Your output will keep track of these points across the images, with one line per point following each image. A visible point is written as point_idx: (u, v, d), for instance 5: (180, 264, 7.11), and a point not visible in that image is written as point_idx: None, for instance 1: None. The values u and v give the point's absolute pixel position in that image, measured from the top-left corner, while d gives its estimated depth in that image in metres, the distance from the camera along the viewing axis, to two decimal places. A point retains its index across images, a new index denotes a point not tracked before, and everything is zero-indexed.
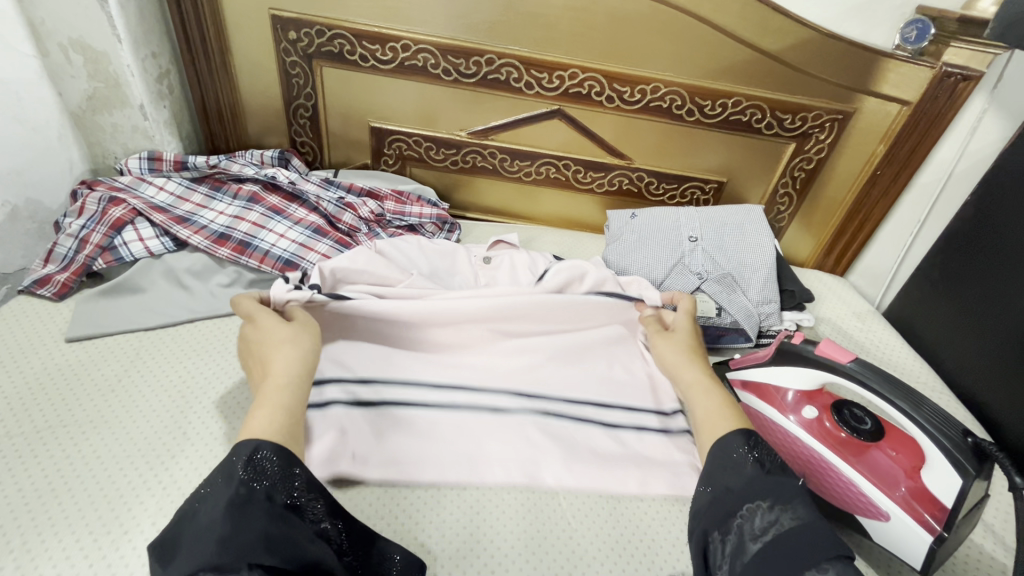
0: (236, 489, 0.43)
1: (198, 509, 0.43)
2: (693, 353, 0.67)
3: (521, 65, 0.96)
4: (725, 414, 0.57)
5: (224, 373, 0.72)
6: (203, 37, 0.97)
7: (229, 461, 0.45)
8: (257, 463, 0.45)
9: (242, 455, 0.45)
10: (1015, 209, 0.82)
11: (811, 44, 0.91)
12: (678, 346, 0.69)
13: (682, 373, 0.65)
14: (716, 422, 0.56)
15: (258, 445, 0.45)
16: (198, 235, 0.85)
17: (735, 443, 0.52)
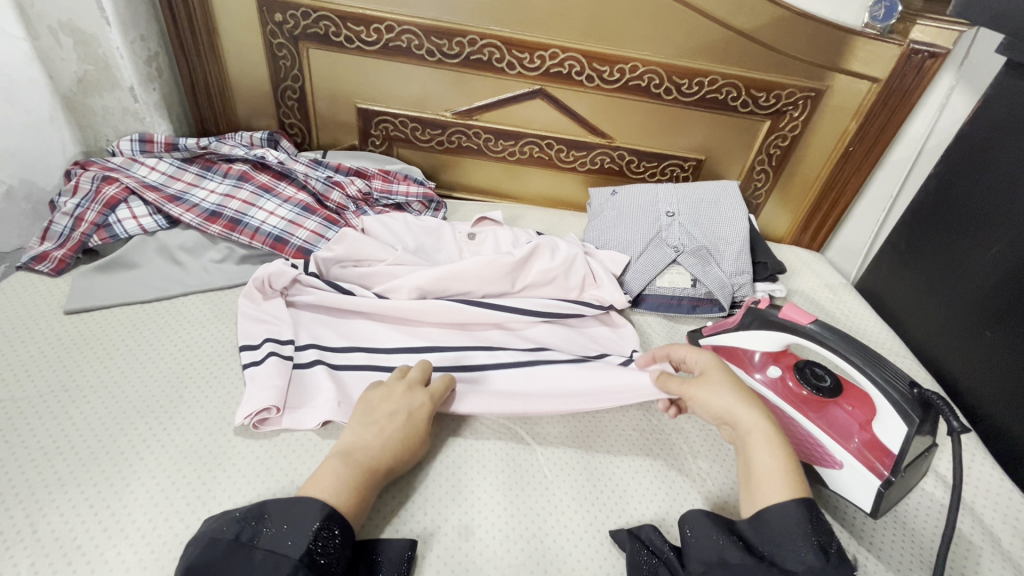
0: (299, 558, 0.47)
1: (251, 560, 0.47)
2: (744, 392, 0.62)
3: (503, 45, 0.99)
4: (789, 476, 0.55)
5: (217, 343, 0.76)
6: (191, 20, 0.99)
7: (301, 522, 0.50)
8: (324, 537, 0.49)
9: (316, 524, 0.49)
10: (973, 183, 0.86)
11: (783, 23, 0.94)
12: (724, 381, 0.63)
13: (740, 413, 0.60)
14: (777, 484, 0.54)
15: (330, 516, 0.50)
16: (190, 213, 0.88)
17: (798, 518, 0.52)
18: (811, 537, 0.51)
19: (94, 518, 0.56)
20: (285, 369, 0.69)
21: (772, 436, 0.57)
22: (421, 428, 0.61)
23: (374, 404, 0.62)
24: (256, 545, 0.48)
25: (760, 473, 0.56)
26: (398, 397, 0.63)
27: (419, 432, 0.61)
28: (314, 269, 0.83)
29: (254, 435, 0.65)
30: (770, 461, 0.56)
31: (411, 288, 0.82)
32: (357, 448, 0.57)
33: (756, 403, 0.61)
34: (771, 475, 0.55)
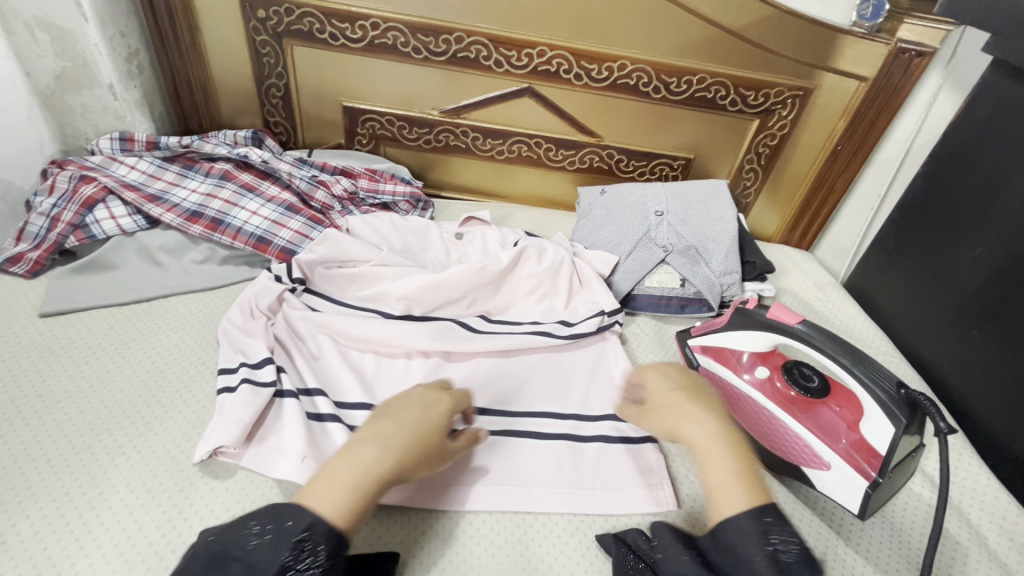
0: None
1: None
2: (686, 406, 0.57)
3: (490, 43, 0.98)
4: (738, 485, 0.50)
5: (197, 346, 0.74)
6: (171, 14, 0.97)
7: (280, 533, 0.43)
8: (305, 548, 0.43)
9: (296, 535, 0.43)
10: (960, 183, 0.86)
11: (771, 21, 0.93)
12: (664, 400, 0.59)
13: (683, 431, 0.56)
14: (727, 497, 0.50)
15: (311, 526, 0.43)
16: (170, 213, 0.86)
17: (744, 527, 0.47)
18: (758, 546, 0.46)
19: (66, 528, 0.54)
20: (258, 398, 0.64)
21: (711, 448, 0.53)
22: (434, 428, 0.54)
23: (392, 403, 0.56)
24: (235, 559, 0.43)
25: (710, 486, 0.51)
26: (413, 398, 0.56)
27: (432, 428, 0.53)
28: (298, 275, 0.82)
29: (217, 476, 0.60)
30: (718, 472, 0.51)
31: (397, 295, 0.81)
32: (363, 440, 0.50)
33: (698, 414, 0.56)
34: (721, 487, 0.51)
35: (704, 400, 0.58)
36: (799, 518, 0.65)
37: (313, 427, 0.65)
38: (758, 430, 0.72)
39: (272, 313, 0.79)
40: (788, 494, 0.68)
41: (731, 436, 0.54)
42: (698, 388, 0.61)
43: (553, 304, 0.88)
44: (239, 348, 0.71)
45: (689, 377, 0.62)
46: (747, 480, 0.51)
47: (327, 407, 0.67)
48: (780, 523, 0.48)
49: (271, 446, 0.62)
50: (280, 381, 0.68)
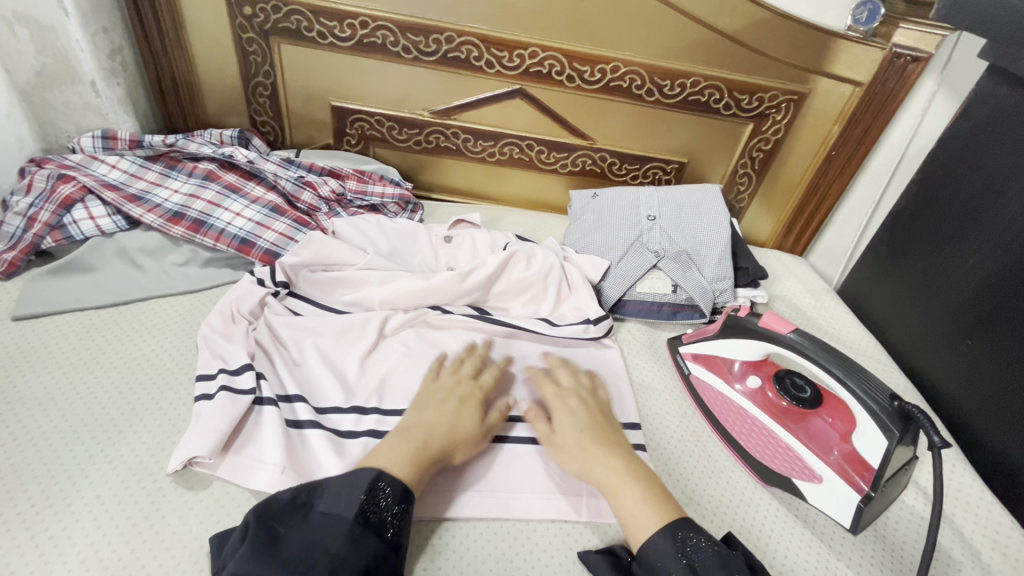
0: (354, 517, 0.49)
1: (308, 521, 0.49)
2: (592, 446, 0.61)
3: (481, 43, 0.96)
4: (649, 513, 0.54)
5: (176, 351, 0.72)
6: (155, 12, 0.95)
7: (348, 488, 0.51)
8: (376, 495, 0.51)
9: (367, 484, 0.52)
10: (956, 188, 0.84)
11: (766, 24, 0.92)
12: (572, 439, 0.62)
13: (590, 472, 0.59)
14: (642, 522, 0.54)
15: (376, 478, 0.53)
16: (151, 214, 0.84)
17: (665, 545, 0.51)
18: (677, 561, 0.50)
19: (31, 542, 0.52)
20: (235, 407, 0.62)
21: (616, 483, 0.57)
22: (473, 410, 0.64)
23: (428, 392, 0.66)
24: (312, 509, 0.50)
25: (623, 517, 0.55)
26: (454, 388, 0.66)
27: (470, 413, 0.63)
28: (280, 278, 0.80)
29: (191, 488, 0.58)
30: (628, 505, 0.55)
31: (382, 299, 0.81)
32: (414, 426, 0.60)
33: (603, 454, 0.60)
34: (634, 515, 0.55)
35: (614, 439, 0.62)
36: (792, 535, 0.63)
37: (291, 434, 0.63)
38: (750, 438, 0.70)
39: (254, 318, 0.76)
40: (781, 509, 0.65)
41: (634, 470, 0.58)
42: (605, 427, 0.64)
43: (543, 309, 0.86)
44: (217, 355, 0.69)
45: (598, 416, 0.66)
46: (656, 501, 0.55)
47: (306, 413, 0.66)
48: (692, 534, 0.52)
49: (247, 457, 0.60)
50: (260, 388, 0.66)
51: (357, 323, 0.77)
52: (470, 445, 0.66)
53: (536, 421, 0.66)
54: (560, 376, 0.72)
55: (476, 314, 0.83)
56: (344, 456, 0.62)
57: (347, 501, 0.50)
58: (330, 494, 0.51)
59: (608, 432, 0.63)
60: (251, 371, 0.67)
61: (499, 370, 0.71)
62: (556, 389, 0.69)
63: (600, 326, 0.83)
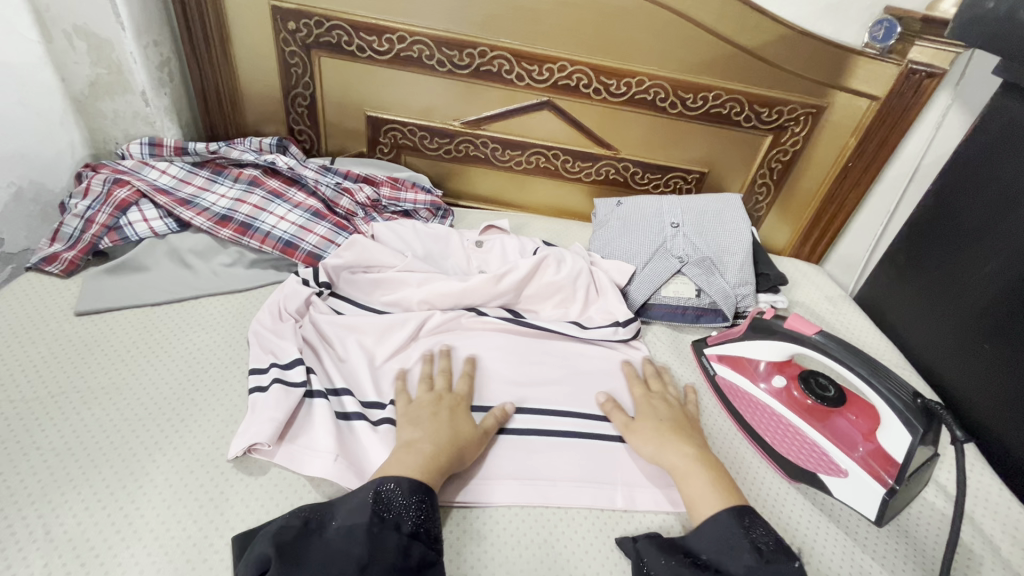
0: (370, 519, 0.52)
1: (325, 537, 0.51)
2: (667, 433, 0.67)
3: (513, 57, 1.01)
4: (715, 495, 0.59)
5: (228, 346, 0.76)
6: (205, 26, 1.00)
7: (357, 499, 0.54)
8: (386, 495, 0.54)
9: (375, 488, 0.54)
10: (973, 198, 0.87)
11: (786, 41, 0.96)
12: (648, 427, 0.68)
13: (662, 457, 0.65)
14: (707, 501, 0.58)
15: (382, 482, 0.55)
16: (201, 217, 0.89)
17: (730, 526, 0.55)
18: (745, 541, 0.53)
19: (107, 520, 0.56)
20: (289, 398, 0.66)
21: (685, 469, 0.62)
22: (461, 421, 0.66)
23: (413, 409, 0.67)
24: (327, 526, 0.52)
25: (691, 497, 0.60)
26: (437, 401, 0.68)
27: (461, 422, 0.66)
28: (324, 278, 0.84)
29: (251, 473, 0.62)
30: (696, 488, 0.60)
31: (420, 299, 0.84)
32: (414, 438, 0.61)
33: (676, 441, 0.66)
34: (701, 495, 0.59)
35: (688, 432, 0.68)
36: (815, 527, 0.65)
37: (340, 425, 0.67)
38: (777, 437, 0.73)
39: (300, 316, 0.81)
40: (805, 502, 0.68)
41: (704, 456, 0.64)
42: (681, 419, 0.70)
43: (571, 313, 0.90)
44: (268, 352, 0.73)
45: (674, 410, 0.72)
46: (719, 484, 0.60)
47: (354, 406, 0.69)
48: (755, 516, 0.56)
49: (303, 447, 0.64)
50: (309, 381, 0.70)
51: (396, 322, 0.81)
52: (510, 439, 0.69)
53: (614, 409, 0.73)
54: (652, 380, 0.78)
55: (509, 316, 0.87)
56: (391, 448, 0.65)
57: (361, 508, 0.52)
58: (342, 509, 0.53)
59: (686, 423, 0.69)
60: (302, 366, 0.71)
61: (469, 376, 0.74)
62: (644, 389, 0.76)
63: (628, 328, 0.87)
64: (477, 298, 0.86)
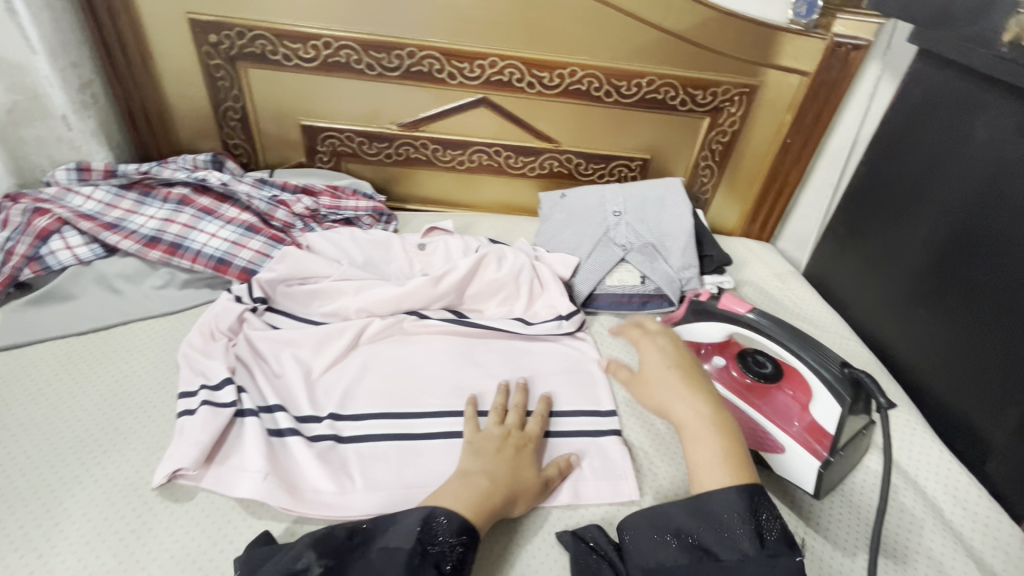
0: (412, 547, 0.51)
1: (367, 558, 0.50)
2: (679, 386, 0.65)
3: (442, 56, 0.99)
4: (722, 464, 0.57)
5: (157, 370, 0.74)
6: (122, 45, 0.98)
7: (405, 523, 0.53)
8: (433, 526, 0.52)
9: (422, 519, 0.53)
10: (901, 164, 0.87)
11: (712, 22, 0.97)
12: (661, 380, 0.67)
13: (673, 410, 0.64)
14: (711, 471, 0.57)
15: (432, 512, 0.54)
16: (128, 240, 0.86)
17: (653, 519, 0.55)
18: (749, 526, 0.52)
19: (21, 562, 0.54)
20: (217, 420, 0.64)
21: (698, 431, 0.60)
22: (528, 461, 0.64)
23: (480, 442, 0.65)
24: (370, 547, 0.51)
25: (696, 463, 0.58)
26: (503, 438, 0.66)
27: (527, 464, 0.63)
28: (259, 294, 0.82)
29: (177, 500, 0.60)
30: (704, 455, 0.58)
31: (358, 307, 0.83)
32: (473, 474, 0.59)
33: (689, 396, 0.64)
34: (706, 464, 0.57)
35: (701, 385, 0.65)
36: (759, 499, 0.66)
37: (273, 442, 0.65)
38: None
39: (234, 333, 0.78)
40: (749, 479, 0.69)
41: (718, 419, 0.61)
42: (691, 368, 0.69)
43: (515, 309, 0.90)
44: (198, 374, 0.71)
45: (684, 357, 0.70)
46: (731, 456, 0.58)
47: (287, 421, 0.67)
48: (765, 501, 0.54)
49: (235, 469, 0.62)
50: (240, 400, 0.68)
51: (333, 332, 0.80)
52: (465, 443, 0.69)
53: (615, 367, 0.76)
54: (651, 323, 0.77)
55: (453, 318, 0.86)
56: (329, 464, 0.64)
57: (405, 535, 0.52)
58: (392, 532, 0.52)
59: (699, 376, 0.67)
60: (232, 385, 0.69)
61: (541, 413, 0.71)
62: (642, 334, 0.76)
63: (572, 321, 0.87)
64: (417, 300, 0.85)
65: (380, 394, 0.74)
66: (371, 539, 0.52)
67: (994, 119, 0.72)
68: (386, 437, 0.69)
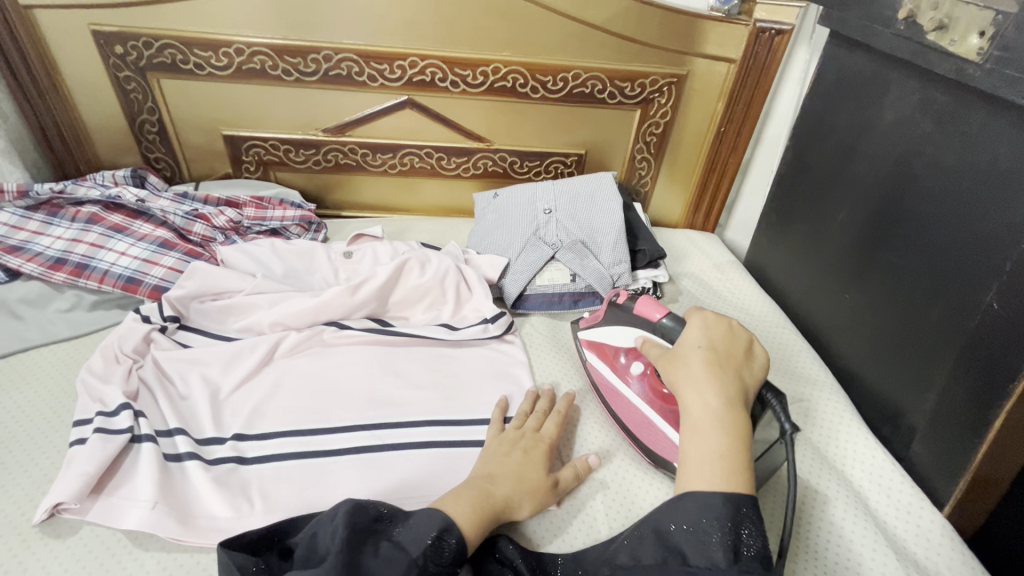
0: (417, 555, 0.47)
1: (380, 555, 0.47)
2: (702, 370, 0.58)
3: (360, 59, 0.97)
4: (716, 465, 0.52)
5: (54, 399, 0.71)
6: (26, 61, 0.94)
7: (422, 528, 0.50)
8: (439, 546, 0.49)
9: (433, 536, 0.49)
10: (821, 147, 0.87)
11: (633, 13, 0.96)
12: (690, 361, 0.60)
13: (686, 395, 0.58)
14: (701, 470, 0.52)
15: (448, 529, 0.50)
16: (31, 263, 0.83)
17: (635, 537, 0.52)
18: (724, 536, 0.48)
19: None
20: (108, 448, 0.61)
21: (699, 422, 0.55)
22: (539, 462, 0.63)
23: (496, 446, 0.65)
24: (389, 538, 0.49)
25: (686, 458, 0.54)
26: (518, 439, 0.66)
27: (538, 466, 0.63)
28: (170, 313, 0.79)
29: (58, 536, 0.57)
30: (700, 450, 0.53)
31: (272, 321, 0.80)
32: (486, 479, 0.59)
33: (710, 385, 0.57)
34: (699, 461, 0.53)
35: (726, 375, 0.58)
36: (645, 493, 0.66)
37: (170, 468, 0.62)
38: (638, 426, 0.70)
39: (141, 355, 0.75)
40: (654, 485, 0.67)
41: (728, 418, 0.55)
42: (727, 356, 0.61)
43: (439, 315, 0.87)
44: (98, 397, 0.68)
45: (726, 343, 0.62)
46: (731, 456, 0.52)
47: (187, 445, 0.64)
48: (753, 517, 0.49)
49: (129, 499, 0.59)
50: (137, 426, 0.64)
51: (244, 348, 0.77)
52: (386, 457, 0.66)
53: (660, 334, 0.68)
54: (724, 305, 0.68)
55: (374, 327, 0.83)
56: (229, 490, 0.61)
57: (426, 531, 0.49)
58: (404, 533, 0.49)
59: (729, 364, 0.60)
60: (129, 411, 0.65)
61: (562, 416, 0.70)
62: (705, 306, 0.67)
63: (499, 324, 0.84)
64: (335, 312, 0.82)
65: (292, 410, 0.71)
66: (382, 536, 0.49)
67: (899, 99, 0.71)
68: (293, 455, 0.66)
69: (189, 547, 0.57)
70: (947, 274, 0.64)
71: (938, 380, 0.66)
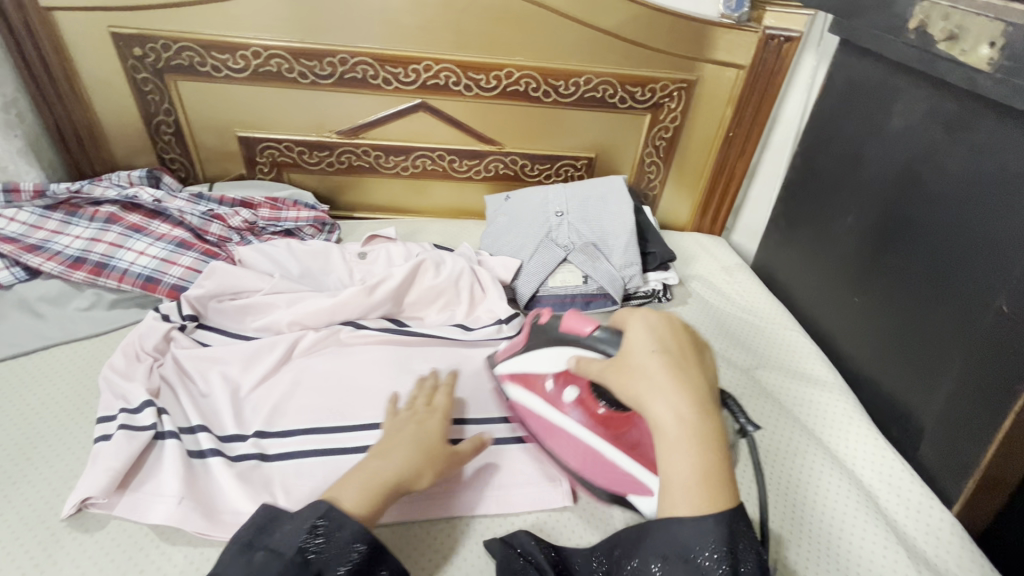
0: (291, 556, 0.45)
1: (252, 562, 0.45)
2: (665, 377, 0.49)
3: (375, 62, 0.98)
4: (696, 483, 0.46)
5: (79, 396, 0.72)
6: (46, 63, 0.95)
7: (299, 519, 0.48)
8: (318, 531, 0.47)
9: (312, 520, 0.48)
10: (830, 153, 0.88)
11: (643, 19, 0.98)
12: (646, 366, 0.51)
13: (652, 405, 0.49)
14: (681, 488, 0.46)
15: (328, 508, 0.49)
16: (51, 262, 0.84)
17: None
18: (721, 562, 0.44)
19: None
20: (132, 444, 0.62)
21: (673, 441, 0.47)
22: (427, 432, 0.59)
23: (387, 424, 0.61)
24: (257, 548, 0.47)
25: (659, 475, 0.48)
26: (404, 415, 0.61)
27: (422, 434, 0.59)
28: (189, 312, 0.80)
29: (85, 530, 0.58)
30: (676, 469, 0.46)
31: (290, 320, 0.81)
32: (378, 454, 0.55)
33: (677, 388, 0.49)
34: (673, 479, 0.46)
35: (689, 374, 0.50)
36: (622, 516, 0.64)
37: (193, 464, 0.63)
38: (582, 462, 0.65)
39: (161, 353, 0.76)
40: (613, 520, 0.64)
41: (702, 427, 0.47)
42: (684, 352, 0.52)
43: (454, 315, 0.89)
44: (123, 395, 0.69)
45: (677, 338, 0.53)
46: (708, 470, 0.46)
47: (209, 442, 0.65)
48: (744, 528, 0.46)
49: (155, 495, 0.60)
50: (161, 422, 0.65)
51: (263, 347, 0.78)
52: None
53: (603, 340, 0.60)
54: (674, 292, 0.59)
55: (390, 327, 0.84)
56: (252, 484, 0.62)
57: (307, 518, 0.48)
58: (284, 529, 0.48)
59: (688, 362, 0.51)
60: (152, 407, 0.66)
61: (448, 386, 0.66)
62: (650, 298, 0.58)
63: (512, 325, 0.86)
64: (352, 313, 0.83)
65: (310, 407, 0.72)
66: (259, 543, 0.47)
67: (908, 106, 0.73)
68: (312, 452, 0.67)
69: (217, 541, 0.58)
70: (955, 276, 0.66)
71: (948, 381, 0.67)
